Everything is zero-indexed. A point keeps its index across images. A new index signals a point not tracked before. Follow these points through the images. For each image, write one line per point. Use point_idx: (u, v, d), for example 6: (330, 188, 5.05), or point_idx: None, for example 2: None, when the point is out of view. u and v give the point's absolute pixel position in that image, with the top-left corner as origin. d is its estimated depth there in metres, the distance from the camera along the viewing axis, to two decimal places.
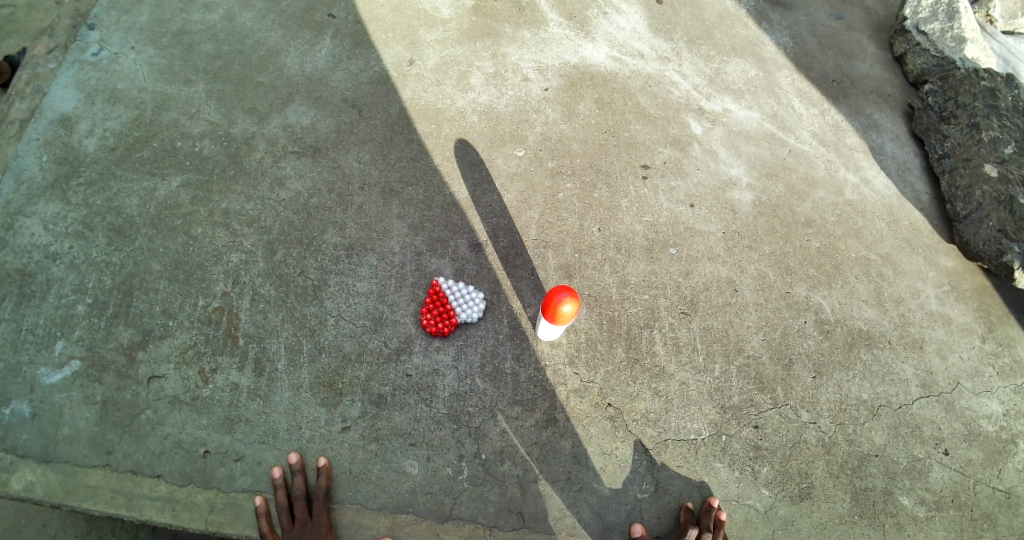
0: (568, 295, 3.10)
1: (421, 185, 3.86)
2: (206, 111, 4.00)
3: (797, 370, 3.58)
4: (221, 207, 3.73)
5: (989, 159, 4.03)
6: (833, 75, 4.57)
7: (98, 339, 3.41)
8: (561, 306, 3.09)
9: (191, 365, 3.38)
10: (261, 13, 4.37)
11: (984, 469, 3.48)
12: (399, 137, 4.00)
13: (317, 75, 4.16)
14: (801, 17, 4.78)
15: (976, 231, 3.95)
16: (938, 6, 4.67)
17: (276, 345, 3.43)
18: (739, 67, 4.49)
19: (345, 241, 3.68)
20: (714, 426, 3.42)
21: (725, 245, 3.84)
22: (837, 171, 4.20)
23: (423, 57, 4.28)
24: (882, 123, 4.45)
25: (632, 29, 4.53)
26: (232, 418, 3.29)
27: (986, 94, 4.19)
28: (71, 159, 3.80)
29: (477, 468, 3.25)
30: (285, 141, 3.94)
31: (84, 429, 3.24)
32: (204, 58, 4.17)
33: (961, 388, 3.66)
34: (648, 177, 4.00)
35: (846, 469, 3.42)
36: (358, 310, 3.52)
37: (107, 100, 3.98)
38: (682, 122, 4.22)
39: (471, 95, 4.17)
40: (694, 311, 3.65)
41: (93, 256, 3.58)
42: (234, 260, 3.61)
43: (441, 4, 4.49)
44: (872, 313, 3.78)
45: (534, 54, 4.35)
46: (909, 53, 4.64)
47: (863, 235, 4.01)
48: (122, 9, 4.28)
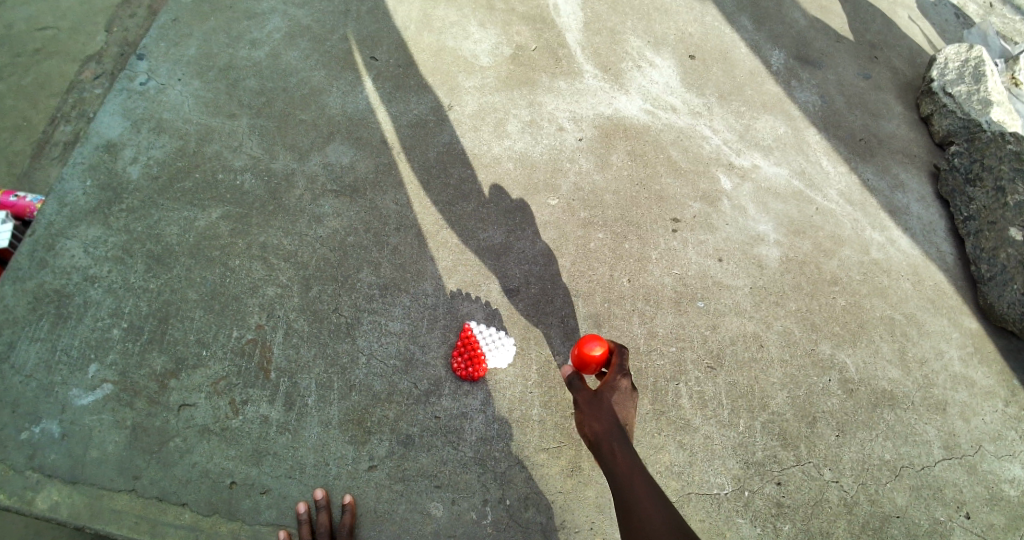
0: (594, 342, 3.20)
1: (455, 229, 3.95)
2: (249, 146, 4.13)
3: (820, 428, 3.60)
4: (259, 240, 3.84)
5: (1015, 223, 4.07)
6: (860, 135, 4.66)
7: (131, 364, 3.49)
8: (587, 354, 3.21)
9: (222, 396, 3.45)
10: (306, 53, 4.52)
11: (1005, 535, 3.48)
12: (435, 180, 4.10)
13: (358, 116, 4.29)
14: (830, 76, 4.89)
15: (1001, 294, 3.99)
16: (964, 69, 4.76)
17: (307, 381, 3.50)
18: (768, 124, 4.59)
19: (379, 280, 3.76)
20: (737, 481, 3.43)
21: (751, 300, 3.89)
22: (863, 230, 4.25)
23: (462, 103, 4.40)
24: (907, 183, 4.51)
25: (665, 83, 4.65)
26: (260, 450, 3.35)
27: (1012, 158, 4.24)
28: (115, 186, 3.92)
29: (500, 513, 3.29)
30: (324, 179, 4.05)
31: (112, 453, 3.31)
32: (247, 93, 4.32)
33: (984, 451, 3.67)
34: (678, 231, 4.07)
35: (867, 530, 3.42)
36: (390, 350, 3.58)
37: (151, 129, 4.12)
38: (712, 177, 4.30)
39: (507, 142, 4.28)
40: (720, 365, 3.68)
41: (130, 281, 3.68)
42: (270, 294, 3.70)
43: (480, 51, 4.63)
44: (896, 373, 3.81)
45: (569, 105, 4.47)
46: (936, 114, 4.73)
47: (888, 294, 4.05)
48: (171, 41, 4.45)
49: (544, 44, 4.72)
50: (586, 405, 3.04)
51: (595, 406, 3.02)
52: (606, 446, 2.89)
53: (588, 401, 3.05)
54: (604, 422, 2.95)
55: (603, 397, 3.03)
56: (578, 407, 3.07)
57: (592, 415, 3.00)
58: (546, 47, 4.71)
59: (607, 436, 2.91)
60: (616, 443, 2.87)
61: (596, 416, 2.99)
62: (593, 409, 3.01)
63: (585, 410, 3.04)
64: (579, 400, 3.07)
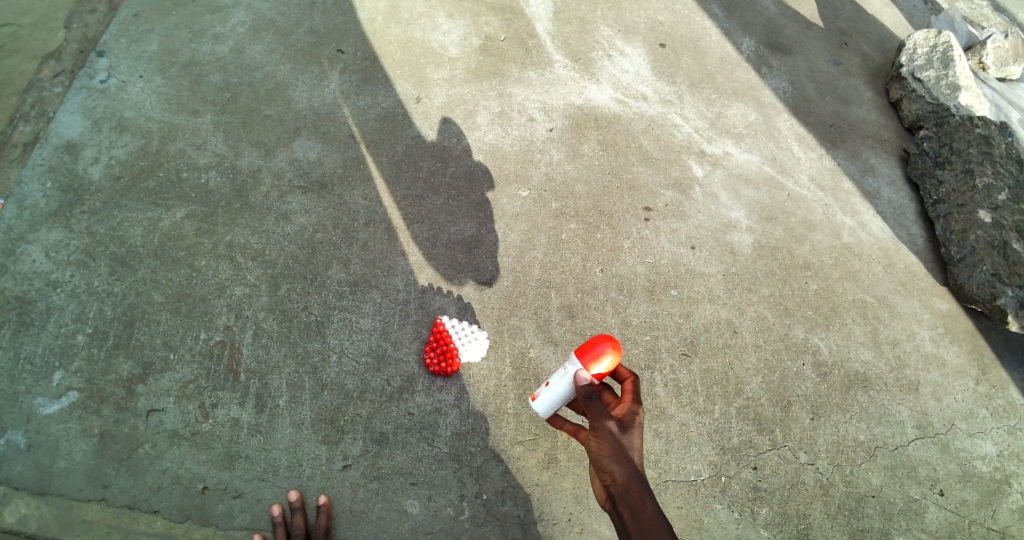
0: (606, 341, 2.81)
1: (426, 224, 3.90)
2: (213, 143, 4.04)
3: (795, 412, 3.61)
4: (226, 239, 3.75)
5: (983, 206, 4.11)
6: (831, 120, 4.67)
7: (97, 371, 3.40)
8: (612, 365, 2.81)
9: (191, 399, 3.37)
10: (270, 47, 4.43)
11: (979, 510, 3.52)
12: (405, 174, 4.04)
13: (325, 110, 4.22)
14: (800, 63, 4.90)
15: (970, 275, 4.03)
16: (932, 54, 4.77)
17: (278, 381, 3.43)
18: (739, 111, 4.58)
19: (349, 277, 3.70)
20: (714, 467, 3.43)
21: (725, 287, 3.89)
22: (834, 214, 4.27)
23: (430, 95, 4.34)
24: (878, 167, 4.54)
25: (635, 71, 4.63)
26: (232, 454, 3.28)
27: (980, 141, 4.26)
28: (76, 188, 3.81)
29: (478, 508, 3.26)
30: (291, 175, 3.97)
31: (80, 462, 3.21)
32: (211, 89, 4.22)
33: (957, 429, 3.71)
34: (651, 219, 4.05)
35: (844, 511, 3.44)
36: (361, 347, 3.53)
37: (113, 128, 4.01)
38: (683, 165, 4.29)
39: (477, 134, 4.23)
40: (695, 352, 3.67)
41: (94, 285, 3.58)
42: (238, 294, 3.62)
43: (449, 43, 4.58)
44: (869, 355, 3.83)
45: (539, 95, 4.43)
46: (904, 99, 4.77)
47: (859, 277, 4.07)
48: (131, 37, 4.33)
49: (513, 34, 4.67)
50: (611, 436, 2.62)
51: (622, 440, 2.62)
52: (630, 490, 2.53)
53: (614, 432, 2.63)
54: (632, 462, 2.58)
55: (630, 431, 2.65)
56: (600, 436, 2.63)
57: (618, 450, 2.60)
58: (515, 37, 4.66)
59: (634, 480, 2.55)
60: (645, 492, 2.53)
61: (622, 451, 2.60)
62: (620, 443, 2.61)
63: (609, 442, 2.61)
64: (604, 427, 2.63)
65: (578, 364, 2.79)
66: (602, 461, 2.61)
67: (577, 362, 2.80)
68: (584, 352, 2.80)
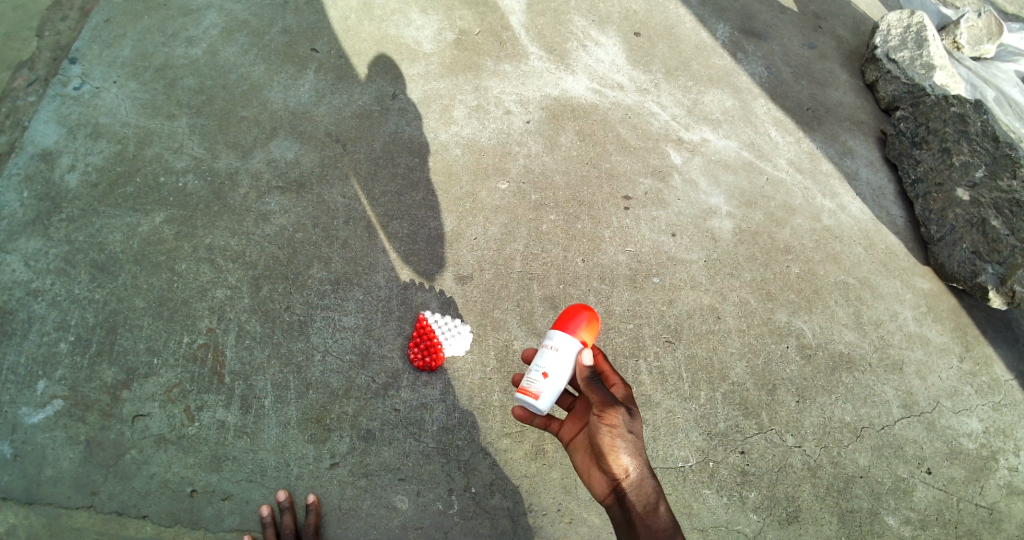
0: (576, 305, 2.80)
1: (406, 220, 3.89)
2: (190, 146, 4.01)
3: (781, 395, 3.63)
4: (206, 242, 3.74)
5: (961, 184, 4.14)
6: (808, 104, 4.69)
7: (80, 378, 3.37)
8: (593, 327, 2.77)
9: (177, 403, 3.36)
10: (244, 48, 4.40)
11: (966, 486, 3.56)
12: (383, 171, 4.03)
13: (300, 110, 4.20)
14: (775, 47, 4.91)
15: (951, 253, 4.08)
16: (906, 35, 4.81)
17: (262, 382, 3.42)
18: (716, 97, 4.59)
19: (331, 275, 3.69)
20: (701, 452, 3.44)
21: (707, 273, 3.90)
22: (814, 198, 4.29)
23: (406, 91, 4.33)
24: (856, 149, 4.57)
25: (610, 61, 4.63)
26: (219, 456, 3.27)
27: (956, 120, 4.27)
28: (53, 196, 3.77)
29: (467, 501, 3.26)
30: (268, 175, 3.96)
31: (67, 470, 3.19)
32: (186, 92, 4.19)
33: (942, 407, 3.74)
34: (630, 208, 4.06)
35: (832, 491, 3.46)
36: (345, 345, 3.52)
37: (89, 135, 3.97)
38: (662, 153, 4.30)
39: (454, 129, 4.22)
40: (678, 339, 3.68)
41: (75, 293, 3.55)
42: (220, 296, 3.60)
43: (423, 38, 4.56)
44: (852, 336, 3.86)
45: (515, 88, 4.43)
46: (880, 80, 4.79)
47: (841, 259, 4.09)
48: (103, 43, 4.29)
49: (487, 27, 4.66)
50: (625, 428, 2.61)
51: (634, 432, 2.62)
52: (640, 485, 2.55)
53: (627, 424, 2.62)
54: (643, 456, 2.60)
55: (639, 423, 2.65)
56: (614, 427, 2.59)
57: (631, 442, 2.60)
58: (489, 30, 4.66)
59: (645, 474, 2.57)
60: (653, 485, 2.57)
61: (635, 445, 2.60)
62: (633, 436, 2.60)
63: (624, 434, 2.59)
64: (619, 418, 2.60)
65: (561, 334, 2.72)
66: (615, 454, 2.58)
67: (559, 333, 2.72)
68: (561, 323, 2.76)
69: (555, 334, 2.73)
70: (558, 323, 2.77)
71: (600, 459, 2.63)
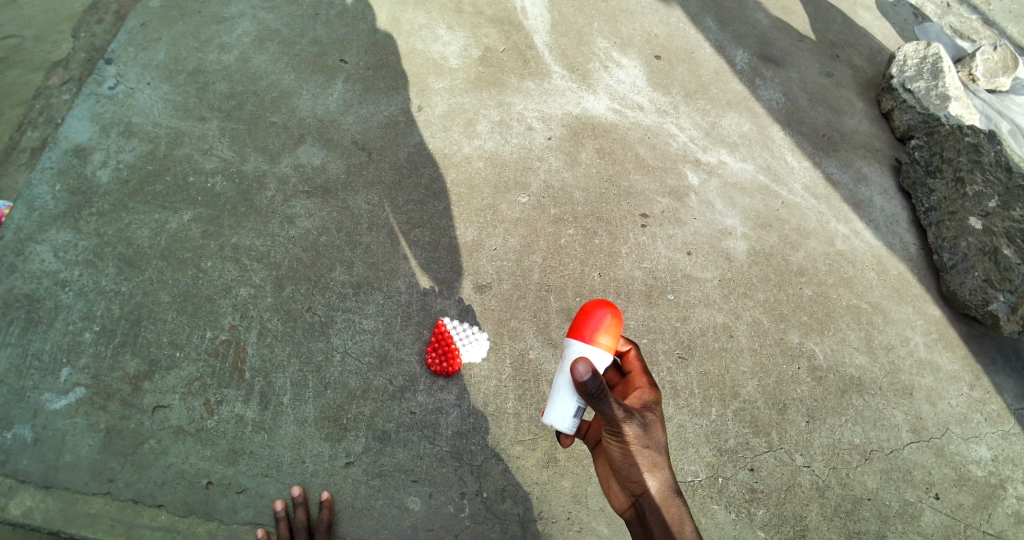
0: (595, 306, 2.62)
1: (428, 228, 3.98)
2: (220, 148, 4.13)
3: (791, 415, 3.68)
4: (231, 241, 3.83)
5: (974, 213, 4.21)
6: (824, 130, 4.78)
7: (103, 367, 3.46)
8: (615, 329, 2.62)
9: (196, 397, 3.44)
10: (275, 56, 4.54)
11: (974, 513, 3.58)
12: (407, 179, 4.13)
13: (328, 118, 4.31)
14: (793, 75, 5.01)
15: (963, 281, 4.11)
16: (922, 65, 4.90)
17: (281, 380, 3.50)
18: (733, 121, 4.68)
19: (353, 279, 3.78)
20: (711, 468, 3.48)
21: (720, 292, 3.96)
22: (828, 222, 4.36)
23: (432, 104, 4.44)
24: (870, 177, 4.64)
25: (631, 83, 4.73)
26: (236, 450, 3.34)
27: (969, 149, 4.37)
28: (85, 190, 3.89)
29: (478, 506, 3.32)
30: (295, 180, 4.06)
31: (86, 456, 3.27)
32: (217, 96, 4.32)
33: (951, 433, 3.78)
34: (647, 226, 4.14)
35: (839, 512, 3.50)
36: (364, 347, 3.60)
37: (122, 133, 4.10)
38: (679, 173, 4.38)
39: (477, 142, 4.32)
40: (691, 355, 3.73)
41: (102, 284, 3.65)
42: (243, 295, 3.69)
43: (450, 53, 4.68)
44: (863, 359, 3.90)
45: (538, 105, 4.53)
46: (896, 110, 4.88)
47: (853, 284, 4.15)
48: (139, 45, 4.43)
49: (512, 46, 4.79)
50: (641, 444, 2.58)
51: (651, 446, 2.59)
52: (662, 501, 2.58)
53: (642, 439, 2.58)
54: (661, 468, 2.60)
55: (656, 434, 2.61)
56: (629, 447, 2.56)
57: (648, 457, 2.59)
58: (514, 48, 4.78)
59: (665, 491, 2.59)
60: (674, 496, 2.59)
61: (652, 459, 2.59)
62: (649, 451, 2.58)
63: (639, 451, 2.57)
64: (633, 436, 2.56)
65: (580, 343, 2.60)
66: (633, 472, 2.59)
67: (578, 343, 2.60)
68: (580, 330, 2.61)
69: (574, 343, 2.62)
70: (577, 329, 2.64)
71: (620, 476, 2.64)
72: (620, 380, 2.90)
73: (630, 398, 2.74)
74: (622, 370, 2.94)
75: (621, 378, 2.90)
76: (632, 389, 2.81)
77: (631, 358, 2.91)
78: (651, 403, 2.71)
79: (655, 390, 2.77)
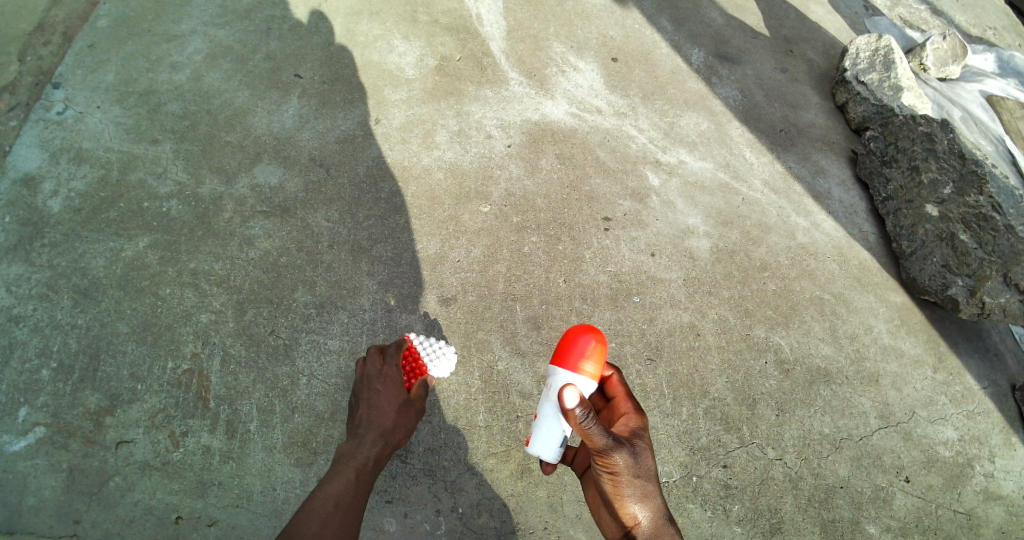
0: (580, 332, 2.64)
1: (389, 243, 3.93)
2: (174, 171, 4.04)
3: (760, 409, 3.71)
4: (190, 267, 3.76)
5: (930, 200, 4.29)
6: (780, 125, 4.83)
7: (63, 405, 3.36)
8: (600, 356, 2.63)
9: (161, 429, 3.36)
10: (227, 73, 4.45)
11: (943, 494, 3.65)
12: (367, 195, 4.08)
13: (284, 135, 4.24)
14: (747, 71, 5.06)
15: (922, 267, 4.18)
16: (874, 57, 4.98)
17: (248, 407, 3.44)
18: (691, 120, 4.71)
19: (315, 298, 3.73)
20: (685, 468, 3.49)
21: (686, 291, 3.98)
22: (788, 216, 4.40)
23: (389, 116, 4.40)
24: (828, 169, 4.70)
25: (589, 86, 4.74)
26: (204, 481, 3.28)
27: (923, 139, 4.44)
28: (36, 221, 3.77)
29: (454, 521, 3.29)
30: (253, 201, 3.99)
31: (49, 498, 3.17)
32: (170, 118, 4.22)
33: (918, 417, 3.84)
34: (610, 229, 4.14)
35: (813, 502, 3.54)
36: (330, 368, 3.57)
37: (71, 160, 3.97)
38: (640, 175, 4.39)
39: (436, 153, 4.29)
40: (659, 357, 3.74)
41: (57, 318, 3.54)
42: (204, 321, 3.62)
43: (405, 64, 4.64)
44: (828, 350, 3.95)
45: (496, 112, 4.51)
46: (851, 102, 4.93)
47: (816, 275, 4.20)
48: (87, 68, 4.31)
49: (468, 54, 4.76)
50: (631, 474, 2.66)
51: (641, 476, 2.67)
52: (654, 529, 2.68)
53: (633, 469, 2.66)
54: (652, 497, 2.69)
55: (646, 463, 2.69)
56: (620, 477, 2.65)
57: (639, 486, 2.67)
58: (470, 57, 4.75)
59: (656, 518, 2.69)
60: (667, 524, 2.70)
61: (643, 488, 2.67)
62: (640, 480, 2.67)
63: (630, 481, 2.66)
64: (624, 467, 2.64)
65: (566, 371, 2.61)
66: (624, 502, 2.68)
67: (564, 371, 2.61)
68: (565, 357, 2.62)
69: (559, 371, 2.62)
70: (561, 356, 2.64)
71: (611, 506, 2.73)
72: (606, 406, 2.95)
73: (617, 426, 2.80)
74: (606, 396, 2.99)
75: (606, 404, 2.95)
76: (617, 415, 2.87)
77: (614, 383, 2.93)
78: (639, 430, 2.78)
79: (642, 415, 2.84)
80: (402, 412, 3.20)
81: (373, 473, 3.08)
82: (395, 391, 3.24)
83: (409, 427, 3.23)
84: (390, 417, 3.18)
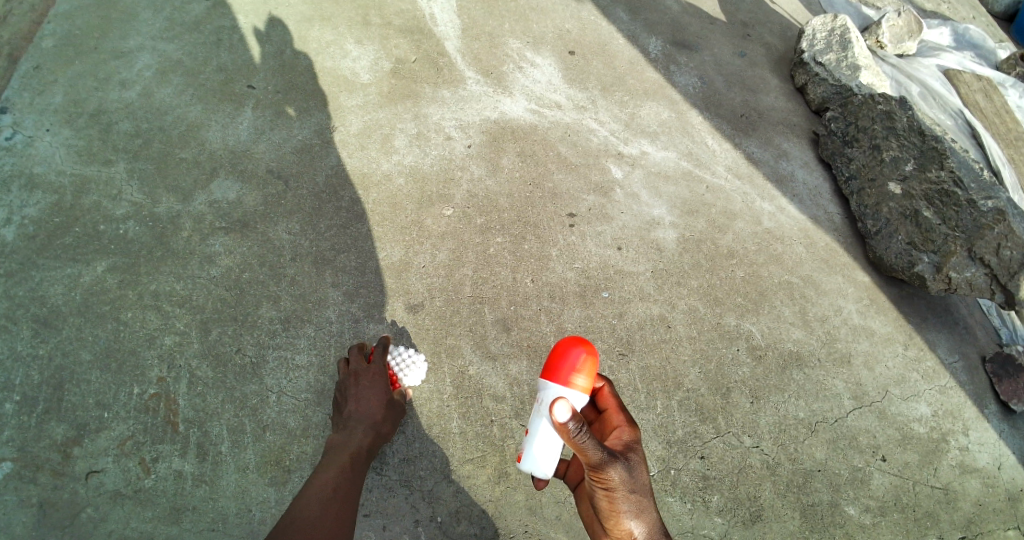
0: (569, 345, 2.62)
1: (353, 253, 3.88)
2: (129, 192, 3.94)
3: (734, 398, 3.71)
4: (151, 289, 3.67)
5: (892, 178, 4.31)
6: (741, 110, 4.82)
7: (29, 438, 3.27)
8: (591, 369, 2.63)
9: (131, 456, 3.29)
10: (179, 88, 4.35)
11: (920, 470, 3.68)
12: (327, 205, 4.02)
13: (240, 148, 4.16)
14: (706, 58, 5.04)
15: (887, 246, 4.21)
16: (831, 37, 5.00)
17: (218, 428, 3.38)
18: (652, 110, 4.69)
19: (280, 314, 3.66)
20: (662, 461, 3.48)
21: (654, 284, 3.97)
22: (753, 202, 4.40)
23: (346, 123, 4.33)
24: (791, 151, 4.71)
25: (547, 81, 4.70)
26: (178, 507, 3.22)
27: (883, 117, 4.47)
28: None
29: (434, 531, 3.26)
30: (211, 217, 3.91)
31: (19, 536, 3.09)
32: (122, 137, 4.12)
33: (891, 395, 3.87)
34: (576, 225, 4.12)
35: (792, 487, 3.55)
36: (300, 384, 3.52)
37: (23, 186, 3.85)
38: (603, 168, 4.37)
39: (395, 158, 4.23)
40: (631, 351, 3.73)
41: (17, 350, 3.44)
42: (168, 344, 3.54)
43: (360, 68, 4.57)
44: (799, 333, 3.96)
45: (454, 113, 4.46)
46: (810, 83, 4.95)
47: (784, 259, 4.21)
48: (34, 90, 4.17)
49: (423, 55, 4.70)
50: (626, 489, 2.61)
51: (636, 490, 2.62)
52: None
53: (628, 484, 2.61)
54: (648, 511, 2.63)
55: (641, 477, 2.64)
56: (615, 492, 2.59)
57: (634, 502, 2.62)
58: (425, 58, 4.69)
59: (653, 533, 2.63)
60: None
61: (638, 503, 2.62)
62: (635, 495, 2.61)
63: (626, 496, 2.60)
64: (619, 482, 2.59)
65: (557, 385, 2.61)
66: (620, 517, 2.62)
67: (555, 385, 2.61)
68: (555, 371, 2.62)
69: (550, 386, 2.62)
70: (552, 370, 2.63)
71: (607, 522, 2.67)
72: (597, 419, 2.92)
73: (610, 439, 2.76)
74: (597, 408, 2.95)
75: (598, 417, 2.92)
76: (609, 428, 2.83)
77: (605, 395, 2.91)
78: (632, 443, 2.74)
79: (634, 428, 2.81)
80: (387, 405, 3.34)
81: (365, 464, 3.19)
82: (377, 385, 3.37)
83: (397, 419, 3.37)
84: (376, 411, 3.31)
